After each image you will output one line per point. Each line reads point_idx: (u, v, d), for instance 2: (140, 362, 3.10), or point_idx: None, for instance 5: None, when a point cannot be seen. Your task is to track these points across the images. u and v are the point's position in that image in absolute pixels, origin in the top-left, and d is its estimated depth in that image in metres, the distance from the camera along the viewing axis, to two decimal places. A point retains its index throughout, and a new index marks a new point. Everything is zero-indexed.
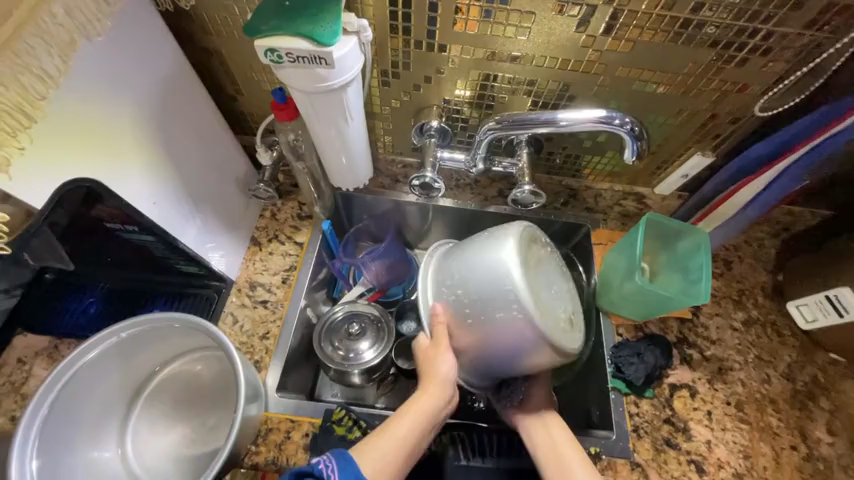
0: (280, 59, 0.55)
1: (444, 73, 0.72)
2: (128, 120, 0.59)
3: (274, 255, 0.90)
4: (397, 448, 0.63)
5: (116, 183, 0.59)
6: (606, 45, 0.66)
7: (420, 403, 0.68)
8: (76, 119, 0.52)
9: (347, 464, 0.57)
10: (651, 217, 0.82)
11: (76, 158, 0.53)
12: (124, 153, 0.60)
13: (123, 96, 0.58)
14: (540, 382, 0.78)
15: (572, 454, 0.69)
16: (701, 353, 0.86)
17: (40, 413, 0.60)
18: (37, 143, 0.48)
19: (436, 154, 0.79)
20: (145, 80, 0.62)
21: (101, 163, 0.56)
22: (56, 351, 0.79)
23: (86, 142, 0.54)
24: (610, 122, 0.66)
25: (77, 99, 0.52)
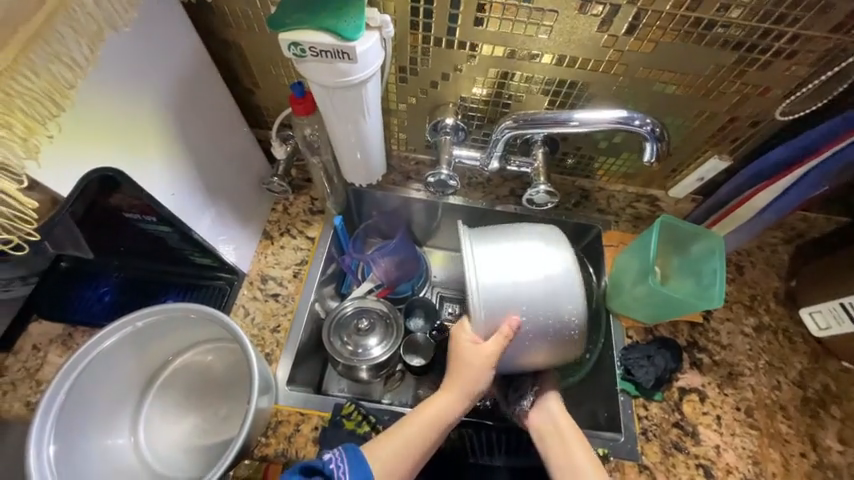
0: (303, 53, 0.56)
1: (462, 70, 0.72)
2: (148, 110, 0.60)
3: (286, 249, 0.90)
4: (410, 448, 0.63)
5: (136, 172, 0.59)
6: (628, 45, 0.65)
7: (442, 404, 0.67)
8: (99, 108, 0.53)
9: (358, 463, 0.60)
10: (665, 219, 0.82)
11: (99, 148, 0.53)
12: (144, 143, 0.60)
13: (146, 88, 0.59)
14: (549, 383, 0.78)
15: (581, 454, 0.69)
16: (711, 357, 0.86)
17: (57, 399, 0.61)
18: (64, 133, 0.49)
19: (451, 152, 0.78)
20: (167, 73, 0.62)
21: (122, 153, 0.57)
22: (70, 338, 0.79)
23: (110, 133, 0.55)
24: (630, 123, 0.66)
25: (101, 90, 0.53)
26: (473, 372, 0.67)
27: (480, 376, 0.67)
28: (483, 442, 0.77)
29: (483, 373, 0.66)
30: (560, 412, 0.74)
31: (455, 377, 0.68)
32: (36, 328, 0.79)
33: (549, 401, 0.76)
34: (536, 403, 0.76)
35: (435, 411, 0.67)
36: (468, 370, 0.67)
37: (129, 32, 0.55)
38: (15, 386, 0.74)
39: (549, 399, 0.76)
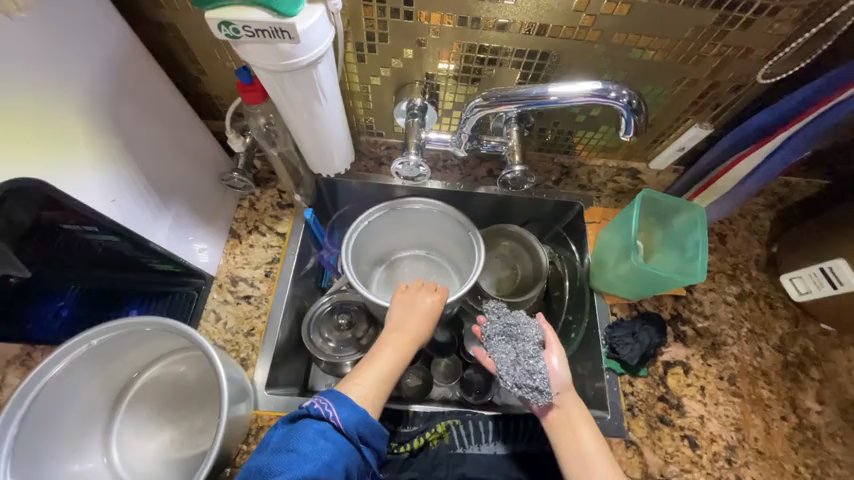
0: (237, 34, 0.48)
1: (426, 45, 0.66)
2: (73, 109, 0.54)
3: (255, 247, 0.86)
4: (386, 377, 0.67)
5: (69, 182, 0.54)
6: (601, 9, 0.60)
7: (406, 341, 0.71)
8: (9, 109, 0.46)
9: (339, 397, 0.61)
10: (646, 194, 0.80)
11: (20, 159, 0.48)
12: (74, 147, 0.54)
13: (64, 87, 0.52)
14: (560, 361, 0.72)
15: (587, 432, 0.67)
16: (694, 329, 0.86)
17: (10, 431, 0.56)
18: None
19: (421, 136, 0.71)
20: (93, 70, 0.56)
21: (50, 161, 0.51)
22: (29, 358, 0.75)
23: (33, 141, 0.49)
24: (605, 95, 0.61)
25: (9, 93, 0.46)
26: (427, 321, 0.74)
27: (427, 328, 0.74)
28: (470, 433, 0.76)
29: (426, 331, 0.74)
30: (568, 392, 0.71)
31: (406, 329, 0.73)
32: None
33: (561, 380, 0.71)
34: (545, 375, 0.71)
35: (401, 348, 0.70)
36: (418, 318, 0.74)
37: (32, 24, 0.48)
38: None
39: (556, 374, 0.71)
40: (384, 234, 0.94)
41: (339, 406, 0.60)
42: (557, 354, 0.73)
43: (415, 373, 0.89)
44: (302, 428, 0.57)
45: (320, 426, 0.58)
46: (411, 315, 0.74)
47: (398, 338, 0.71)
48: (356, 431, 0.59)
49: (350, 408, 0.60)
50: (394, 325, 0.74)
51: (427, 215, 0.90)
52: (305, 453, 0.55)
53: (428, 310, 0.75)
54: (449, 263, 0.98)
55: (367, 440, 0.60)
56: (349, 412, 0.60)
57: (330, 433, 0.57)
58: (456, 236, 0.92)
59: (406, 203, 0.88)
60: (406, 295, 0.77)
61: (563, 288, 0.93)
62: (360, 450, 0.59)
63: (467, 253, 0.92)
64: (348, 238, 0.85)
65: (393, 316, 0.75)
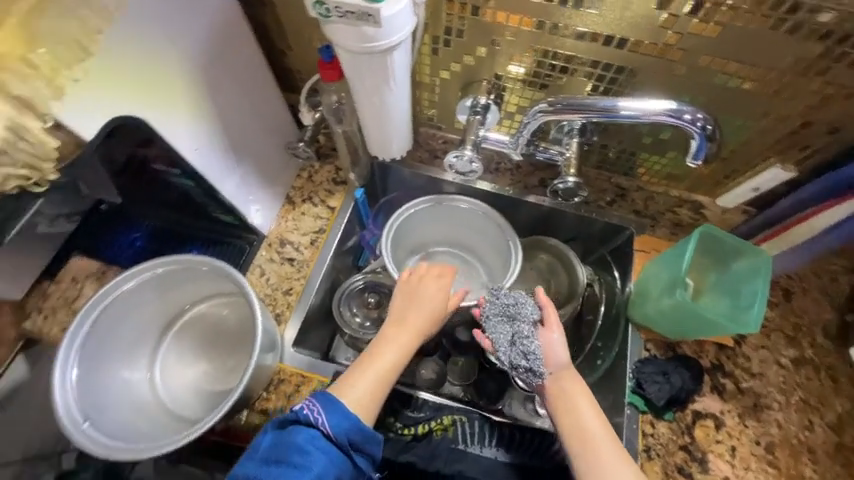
0: (328, 13, 0.51)
1: (500, 45, 0.66)
2: (177, 64, 0.61)
3: (306, 216, 0.92)
4: (384, 380, 0.69)
5: (164, 128, 0.61)
6: (689, 28, 0.58)
7: (409, 342, 0.72)
8: (127, 57, 0.54)
9: (331, 403, 0.63)
10: (705, 230, 0.74)
11: (129, 100, 0.56)
12: (173, 98, 0.62)
13: (172, 44, 0.60)
14: (558, 337, 0.72)
15: (586, 405, 0.66)
16: (736, 384, 0.79)
17: (83, 328, 0.67)
18: (92, 80, 0.51)
19: (479, 133, 0.72)
20: (199, 34, 0.63)
21: (150, 106, 0.59)
22: (104, 275, 0.87)
23: (141, 87, 0.57)
24: (678, 116, 0.58)
25: (126, 41, 0.54)
26: (433, 318, 0.76)
27: (430, 327, 0.75)
28: (474, 433, 0.76)
29: (429, 329, 0.75)
30: (568, 371, 0.70)
31: (408, 327, 0.74)
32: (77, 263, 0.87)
33: (559, 355, 0.71)
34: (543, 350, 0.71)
35: (403, 350, 0.72)
36: (422, 316, 0.75)
37: None
38: (55, 312, 0.83)
39: (558, 355, 0.71)
40: (426, 225, 0.97)
41: (329, 413, 0.62)
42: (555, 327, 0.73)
43: (433, 364, 0.90)
44: (291, 435, 0.60)
45: (310, 433, 0.60)
46: (413, 313, 0.75)
47: (400, 336, 0.73)
48: (346, 437, 0.62)
49: (341, 415, 0.62)
50: (398, 320, 0.75)
51: (472, 215, 0.92)
52: (297, 463, 0.58)
53: (432, 310, 0.76)
54: (481, 268, 0.99)
55: (358, 446, 0.63)
56: (340, 419, 0.62)
57: (318, 441, 0.60)
58: (494, 243, 0.93)
59: (455, 200, 0.91)
60: (412, 286, 0.79)
61: (597, 312, 0.91)
62: (351, 457, 0.62)
63: (502, 261, 0.93)
64: (393, 223, 0.89)
65: (397, 313, 0.76)
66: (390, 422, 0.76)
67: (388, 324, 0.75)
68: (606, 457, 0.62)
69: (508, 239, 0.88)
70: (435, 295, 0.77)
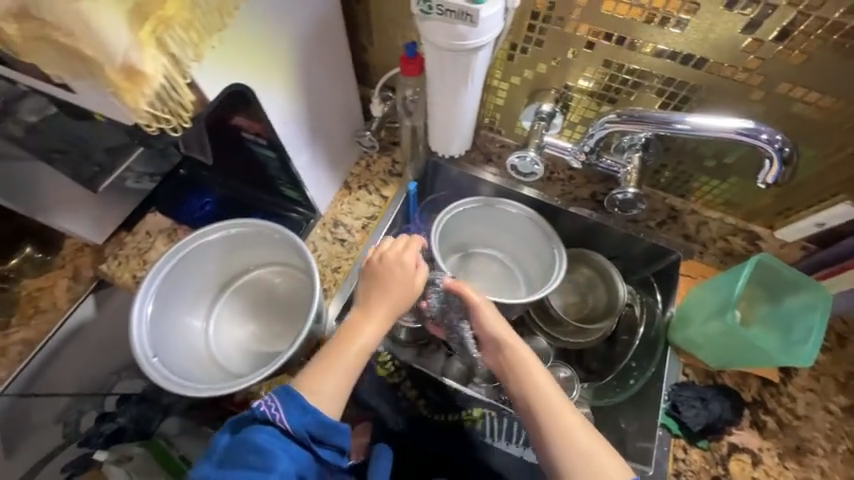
0: (429, 11, 0.55)
1: (576, 56, 0.69)
2: (288, 42, 0.63)
3: (360, 202, 0.97)
4: (349, 373, 0.67)
5: (265, 101, 0.63)
6: (773, 53, 0.59)
7: (373, 332, 0.69)
8: (253, 29, 0.55)
9: (289, 400, 0.62)
10: (763, 258, 0.73)
11: (248, 72, 0.57)
12: (278, 74, 0.63)
13: (288, 22, 0.61)
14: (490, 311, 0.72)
15: (539, 375, 0.67)
16: (778, 423, 0.77)
17: (164, 269, 0.74)
18: (224, 48, 0.52)
19: (542, 137, 0.75)
20: (309, 15, 0.65)
21: (260, 79, 0.60)
22: (174, 233, 0.94)
23: (259, 61, 0.58)
24: (755, 136, 0.59)
25: (255, 13, 0.55)
26: (399, 304, 0.71)
27: (395, 311, 0.71)
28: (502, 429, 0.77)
29: (397, 312, 0.71)
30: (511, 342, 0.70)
31: (371, 313, 0.70)
32: (152, 219, 0.95)
33: (496, 328, 0.71)
34: (488, 340, 0.71)
35: (368, 342, 0.69)
36: (385, 301, 0.71)
37: None
38: (127, 261, 0.91)
39: (492, 331, 0.71)
40: (470, 225, 0.99)
41: (287, 410, 0.62)
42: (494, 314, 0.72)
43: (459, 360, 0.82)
44: (251, 434, 0.60)
45: (268, 431, 0.60)
46: (378, 298, 0.71)
47: (364, 323, 0.70)
48: (306, 432, 0.62)
49: (297, 409, 0.62)
50: (363, 305, 0.71)
51: (518, 220, 0.94)
52: (257, 463, 0.58)
53: (399, 292, 0.71)
54: (520, 273, 1.00)
55: (321, 440, 0.62)
56: (297, 415, 0.62)
57: (277, 439, 0.60)
58: (537, 249, 0.95)
59: (503, 203, 0.93)
60: (373, 265, 0.73)
61: (634, 333, 0.90)
62: (314, 451, 0.62)
63: (545, 267, 0.94)
64: (443, 215, 0.92)
65: (362, 298, 0.72)
66: (420, 403, 0.81)
67: (354, 311, 0.71)
68: (578, 449, 0.61)
69: (553, 246, 0.90)
70: (401, 275, 0.72)
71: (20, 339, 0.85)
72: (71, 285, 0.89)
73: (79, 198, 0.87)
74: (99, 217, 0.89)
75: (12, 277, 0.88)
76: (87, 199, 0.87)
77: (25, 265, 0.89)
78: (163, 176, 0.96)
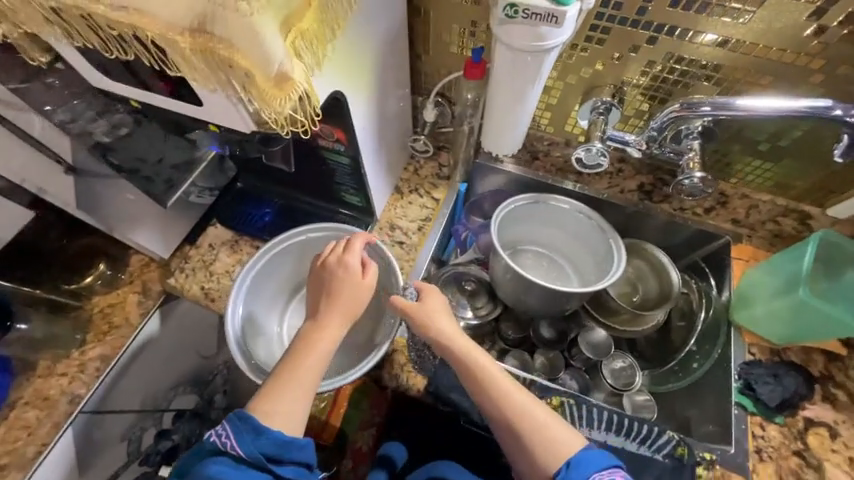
0: (515, 14, 0.59)
1: (638, 52, 0.74)
2: (373, 53, 0.67)
3: (413, 205, 0.99)
4: (307, 388, 0.64)
5: (353, 108, 0.66)
6: (837, 38, 0.63)
7: (324, 345, 0.67)
8: (353, 41, 0.60)
9: (239, 427, 0.58)
10: (824, 234, 0.78)
11: (345, 79, 0.61)
12: (364, 83, 0.67)
13: (375, 34, 0.66)
14: (438, 312, 0.73)
15: (492, 367, 0.68)
16: (849, 395, 0.78)
17: (253, 271, 0.78)
18: (334, 57, 0.56)
19: (605, 131, 0.78)
20: (387, 28, 0.70)
21: (353, 88, 0.64)
22: (236, 244, 0.94)
23: (353, 71, 0.63)
24: (827, 113, 0.62)
25: (357, 28, 0.60)
26: (348, 311, 0.70)
27: (349, 317, 0.70)
28: (582, 417, 0.77)
29: (350, 318, 0.70)
30: (460, 338, 0.70)
31: (322, 323, 0.68)
32: (213, 231, 0.95)
33: (444, 327, 0.71)
34: (435, 341, 0.71)
35: (320, 357, 0.66)
36: (337, 309, 0.69)
37: None
38: (194, 273, 0.90)
39: (443, 329, 0.71)
40: (520, 223, 1.01)
41: (238, 436, 0.58)
42: (439, 313, 0.73)
43: (514, 356, 0.94)
44: (205, 466, 0.57)
45: (221, 461, 0.57)
46: (329, 307, 0.70)
47: (316, 334, 0.68)
48: (261, 453, 0.57)
49: (247, 434, 0.58)
50: (314, 316, 0.70)
51: (568, 214, 0.95)
52: None
53: (350, 297, 0.71)
54: (570, 267, 1.03)
55: (279, 458, 0.58)
56: (249, 440, 0.57)
57: (233, 468, 0.56)
58: (589, 242, 0.97)
59: (553, 198, 0.95)
60: (320, 274, 0.73)
61: (689, 318, 0.93)
62: (273, 471, 0.57)
63: (598, 261, 0.96)
64: (499, 212, 0.93)
65: (316, 310, 0.71)
66: None
67: (302, 328, 0.69)
68: (539, 436, 0.63)
69: (608, 236, 0.91)
70: (349, 280, 0.71)
71: (98, 355, 0.86)
72: (141, 299, 0.91)
73: (148, 213, 0.90)
74: (166, 233, 0.91)
75: (83, 295, 0.90)
76: (154, 212, 0.90)
77: (96, 283, 0.92)
78: (222, 189, 0.99)
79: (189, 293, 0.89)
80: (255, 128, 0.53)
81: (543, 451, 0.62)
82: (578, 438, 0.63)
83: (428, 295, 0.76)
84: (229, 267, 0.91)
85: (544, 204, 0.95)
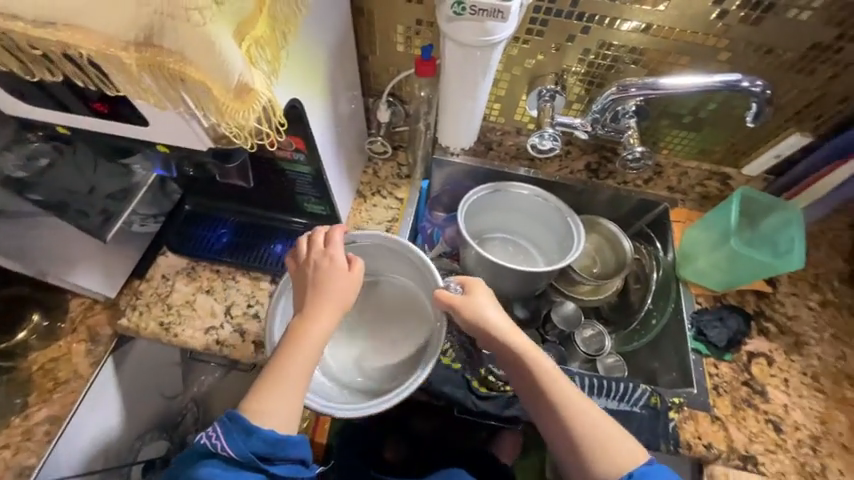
0: (463, 12, 0.62)
1: (574, 41, 0.79)
2: (323, 58, 0.67)
3: (378, 207, 0.97)
4: (298, 385, 0.63)
5: (310, 115, 0.65)
6: (736, 20, 0.73)
7: (314, 339, 0.66)
8: (304, 48, 0.59)
9: (228, 428, 0.57)
10: (743, 191, 0.89)
11: (299, 87, 0.60)
12: (318, 89, 0.66)
13: (323, 38, 0.65)
14: (491, 307, 0.75)
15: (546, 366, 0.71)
16: (777, 326, 0.91)
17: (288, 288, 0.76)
18: (287, 64, 0.55)
19: (553, 117, 0.83)
20: (334, 32, 0.70)
21: (308, 95, 0.63)
22: (192, 271, 0.87)
23: (307, 78, 0.62)
24: (738, 85, 0.71)
25: (308, 33, 0.59)
26: (337, 305, 0.69)
27: (337, 310, 0.69)
28: None
29: (339, 310, 0.69)
30: (513, 334, 0.73)
31: (309, 318, 0.67)
32: (164, 261, 0.88)
33: (498, 323, 0.74)
34: (488, 336, 0.74)
35: (310, 353, 0.65)
36: (325, 303, 0.68)
37: None
38: (149, 308, 0.83)
39: (496, 325, 0.73)
40: (483, 213, 1.05)
41: (227, 437, 0.57)
42: (490, 309, 0.75)
43: None
44: (197, 469, 0.57)
45: (213, 463, 0.56)
46: (317, 302, 0.68)
47: (304, 330, 0.66)
48: (253, 454, 0.57)
49: (236, 435, 0.57)
50: (301, 312, 0.68)
51: (525, 199, 1.00)
52: None
53: (338, 290, 0.69)
54: (535, 249, 1.08)
55: (271, 457, 0.57)
56: (238, 441, 0.57)
57: (225, 470, 0.56)
58: (549, 223, 1.02)
59: (509, 184, 0.99)
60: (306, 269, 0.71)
61: (643, 281, 1.02)
62: (266, 470, 0.57)
63: (559, 239, 1.02)
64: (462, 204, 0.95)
65: (302, 304, 0.69)
66: (490, 380, 0.82)
67: (290, 325, 0.68)
68: (593, 439, 0.65)
69: (564, 214, 0.97)
70: (335, 273, 0.70)
71: (45, 417, 0.76)
72: (90, 348, 0.81)
73: (86, 251, 0.81)
74: (109, 269, 0.83)
75: (18, 353, 0.80)
76: (93, 248, 0.82)
77: (31, 337, 0.81)
78: (166, 215, 0.91)
79: (146, 332, 0.81)
80: (212, 144, 0.53)
81: (602, 459, 0.64)
82: (638, 449, 0.64)
83: (477, 291, 0.76)
84: (189, 297, 0.85)
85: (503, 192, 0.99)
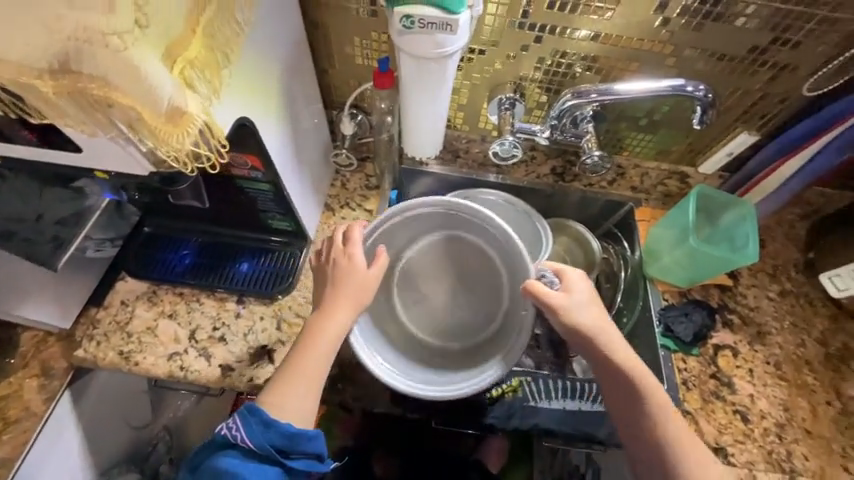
0: (412, 25, 0.62)
1: (528, 50, 0.81)
2: (275, 73, 0.66)
3: (346, 220, 0.96)
4: (312, 381, 0.65)
5: (262, 131, 0.64)
6: (678, 26, 0.76)
7: (329, 335, 0.66)
8: (251, 65, 0.59)
9: (250, 418, 0.60)
10: (700, 189, 0.91)
11: (247, 104, 0.59)
12: (270, 105, 0.66)
13: (273, 53, 0.65)
14: (589, 309, 0.71)
15: (639, 374, 0.70)
16: (740, 318, 0.94)
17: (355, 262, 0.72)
18: (231, 83, 0.54)
19: (513, 125, 0.87)
20: (286, 47, 0.69)
21: (258, 112, 0.62)
22: (154, 295, 0.85)
23: (257, 95, 0.61)
24: (683, 90, 0.74)
25: (254, 50, 0.59)
26: (354, 301, 0.69)
27: (354, 304, 0.69)
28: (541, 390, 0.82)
29: (355, 305, 0.69)
30: (609, 339, 0.70)
31: (327, 313, 0.68)
32: (123, 286, 0.85)
33: (595, 327, 0.70)
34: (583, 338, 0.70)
35: (324, 347, 0.66)
36: (343, 298, 0.68)
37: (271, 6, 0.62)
38: (108, 337, 0.80)
39: (590, 328, 0.70)
40: None
41: (246, 428, 0.59)
42: (587, 311, 0.70)
43: None
44: (216, 459, 0.60)
45: (233, 452, 0.59)
46: (334, 297, 0.69)
47: (323, 324, 0.67)
48: (271, 446, 0.59)
49: (258, 427, 0.59)
50: (320, 306, 0.69)
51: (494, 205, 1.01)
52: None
53: (354, 285, 0.69)
54: None
55: (290, 449, 0.60)
56: (259, 432, 0.59)
57: (243, 460, 0.59)
58: (518, 228, 1.02)
59: (477, 191, 1.00)
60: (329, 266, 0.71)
61: (614, 281, 1.03)
62: (284, 463, 0.59)
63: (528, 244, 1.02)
64: None
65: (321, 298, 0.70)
66: None
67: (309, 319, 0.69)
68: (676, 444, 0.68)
69: (530, 217, 0.98)
70: (350, 269, 0.70)
71: None
72: (43, 383, 0.77)
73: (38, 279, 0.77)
74: (62, 299, 0.79)
75: None
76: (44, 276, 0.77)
77: None
78: (124, 238, 0.87)
79: (106, 362, 0.78)
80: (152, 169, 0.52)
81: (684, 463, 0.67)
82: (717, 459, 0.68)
83: (574, 288, 0.72)
84: (151, 323, 0.82)
85: (472, 199, 1.00)
